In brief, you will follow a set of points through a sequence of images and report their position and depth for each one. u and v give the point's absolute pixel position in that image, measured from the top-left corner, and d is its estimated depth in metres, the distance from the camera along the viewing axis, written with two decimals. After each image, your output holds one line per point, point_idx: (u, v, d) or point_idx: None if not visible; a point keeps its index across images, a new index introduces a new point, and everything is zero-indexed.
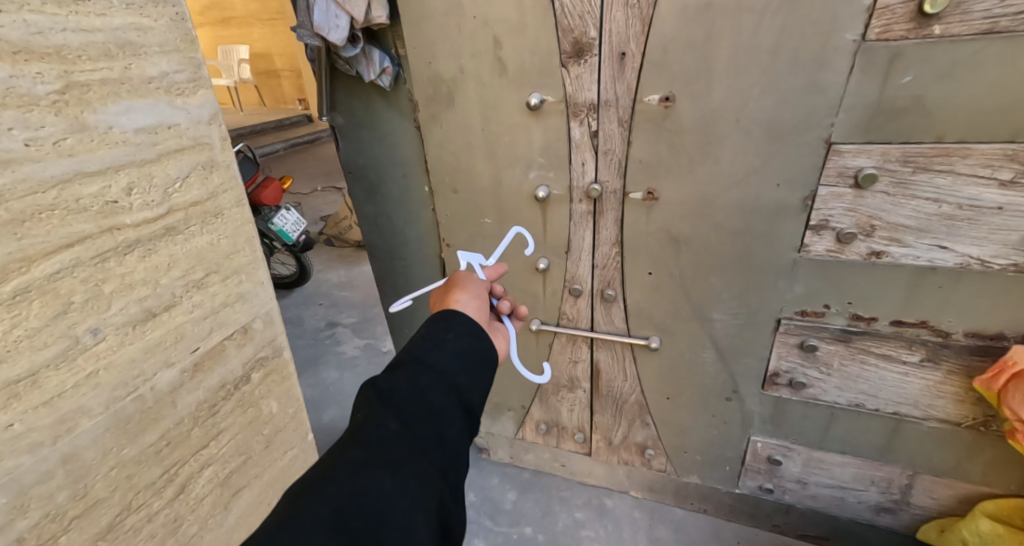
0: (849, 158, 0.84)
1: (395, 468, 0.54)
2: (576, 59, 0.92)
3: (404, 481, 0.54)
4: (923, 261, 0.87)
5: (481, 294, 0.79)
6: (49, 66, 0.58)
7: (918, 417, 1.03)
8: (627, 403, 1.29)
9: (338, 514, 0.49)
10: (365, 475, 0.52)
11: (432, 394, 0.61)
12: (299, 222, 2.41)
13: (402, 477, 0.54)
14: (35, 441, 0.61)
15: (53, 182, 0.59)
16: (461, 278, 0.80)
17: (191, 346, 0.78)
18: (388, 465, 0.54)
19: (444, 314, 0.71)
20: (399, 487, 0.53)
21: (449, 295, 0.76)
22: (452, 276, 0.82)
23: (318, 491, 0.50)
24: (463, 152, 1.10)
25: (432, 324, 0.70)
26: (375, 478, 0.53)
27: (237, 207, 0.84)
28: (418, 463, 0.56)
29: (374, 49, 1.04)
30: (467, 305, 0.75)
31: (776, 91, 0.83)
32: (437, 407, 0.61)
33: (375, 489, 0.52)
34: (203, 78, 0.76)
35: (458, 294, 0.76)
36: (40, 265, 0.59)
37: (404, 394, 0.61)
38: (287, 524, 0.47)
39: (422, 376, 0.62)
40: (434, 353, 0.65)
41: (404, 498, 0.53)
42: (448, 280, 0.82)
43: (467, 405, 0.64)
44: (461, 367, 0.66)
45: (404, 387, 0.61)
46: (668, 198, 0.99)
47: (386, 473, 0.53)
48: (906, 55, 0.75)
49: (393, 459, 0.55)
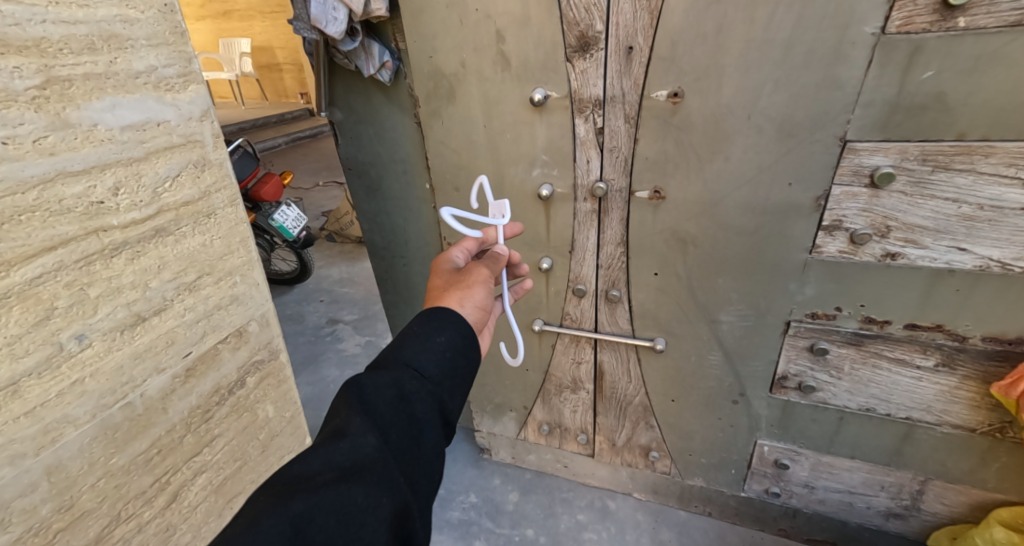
0: (865, 156, 0.81)
1: (370, 483, 0.52)
2: (581, 53, 0.89)
3: (378, 498, 0.52)
4: (941, 263, 0.84)
5: (489, 307, 0.73)
6: (27, 60, 0.55)
7: (931, 423, 1.00)
8: (631, 405, 1.27)
9: (300, 532, 0.47)
10: (337, 490, 0.50)
11: (414, 402, 0.59)
12: (299, 218, 2.38)
13: (375, 492, 0.52)
14: (17, 452, 0.59)
15: (33, 183, 0.57)
16: (476, 283, 0.73)
17: (182, 351, 0.76)
18: (361, 479, 0.52)
19: (434, 313, 0.68)
20: (371, 505, 0.51)
21: (451, 294, 0.71)
22: (469, 273, 0.74)
23: (283, 504, 0.48)
24: (465, 149, 1.07)
25: (423, 322, 0.66)
26: (346, 494, 0.50)
27: (231, 207, 0.81)
28: (394, 478, 0.54)
29: (373, 43, 1.01)
30: (469, 314, 0.70)
31: (790, 87, 0.80)
32: (420, 419, 0.59)
33: (346, 506, 0.49)
34: (194, 72, 0.73)
35: (461, 295, 0.71)
36: (19, 269, 0.56)
37: (399, 404, 0.58)
38: (245, 538, 0.45)
39: (417, 385, 0.60)
40: (422, 357, 0.63)
41: (373, 518, 0.50)
42: (461, 274, 0.74)
43: (445, 413, 0.62)
44: (447, 372, 0.63)
45: (397, 397, 0.59)
46: (675, 197, 0.96)
47: (359, 486, 0.51)
48: (927, 49, 0.72)
49: (368, 472, 0.52)
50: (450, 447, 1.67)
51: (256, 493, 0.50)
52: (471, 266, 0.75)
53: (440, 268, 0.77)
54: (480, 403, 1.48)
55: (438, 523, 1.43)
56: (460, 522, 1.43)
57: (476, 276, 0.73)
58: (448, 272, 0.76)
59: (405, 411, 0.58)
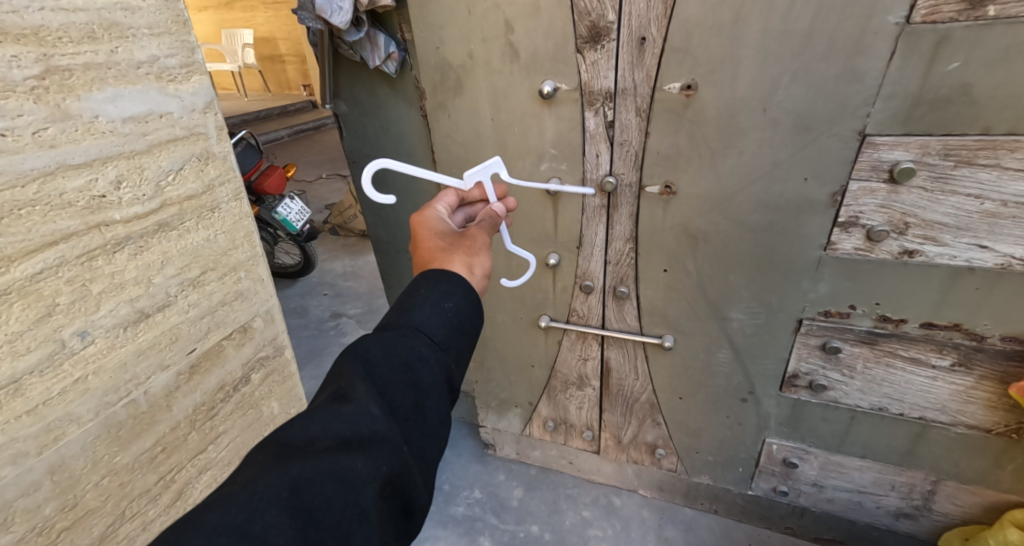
0: (884, 150, 0.79)
1: (371, 450, 0.51)
2: (592, 44, 0.87)
3: (377, 465, 0.50)
4: (960, 261, 0.82)
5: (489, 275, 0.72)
6: (26, 49, 0.54)
7: (946, 423, 0.98)
8: (638, 402, 1.25)
9: (296, 496, 0.46)
10: (335, 456, 0.49)
11: (421, 370, 0.57)
12: (303, 210, 2.33)
13: (375, 460, 0.50)
14: (20, 451, 0.58)
15: (33, 176, 0.55)
16: (484, 251, 0.71)
17: (186, 348, 0.75)
18: (361, 447, 0.50)
19: (436, 275, 0.64)
20: (370, 472, 0.49)
21: (462, 260, 0.67)
22: (474, 238, 0.71)
23: (280, 466, 0.47)
24: (471, 143, 1.05)
25: (435, 287, 0.63)
26: (345, 460, 0.49)
27: (236, 201, 0.80)
28: (396, 446, 0.52)
29: (379, 33, 0.99)
30: (480, 281, 0.68)
31: (807, 79, 0.78)
32: (424, 390, 0.56)
33: (345, 472, 0.48)
34: (197, 63, 0.72)
35: (469, 261, 0.68)
36: (20, 265, 0.55)
37: (404, 370, 0.56)
38: (241, 500, 0.44)
39: (428, 357, 0.58)
40: (430, 322, 0.60)
41: (370, 485, 0.49)
42: (464, 239, 0.70)
43: (452, 383, 0.61)
44: (452, 340, 0.61)
45: (403, 365, 0.56)
46: (686, 192, 0.94)
47: (359, 453, 0.50)
48: (954, 39, 0.69)
49: (370, 440, 0.51)
50: (454, 443, 1.66)
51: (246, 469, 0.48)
52: (471, 229, 0.73)
53: (435, 227, 0.71)
54: (485, 399, 1.47)
55: (442, 518, 1.43)
56: (463, 518, 1.42)
57: (476, 241, 0.71)
58: (446, 235, 0.70)
59: (412, 380, 0.56)
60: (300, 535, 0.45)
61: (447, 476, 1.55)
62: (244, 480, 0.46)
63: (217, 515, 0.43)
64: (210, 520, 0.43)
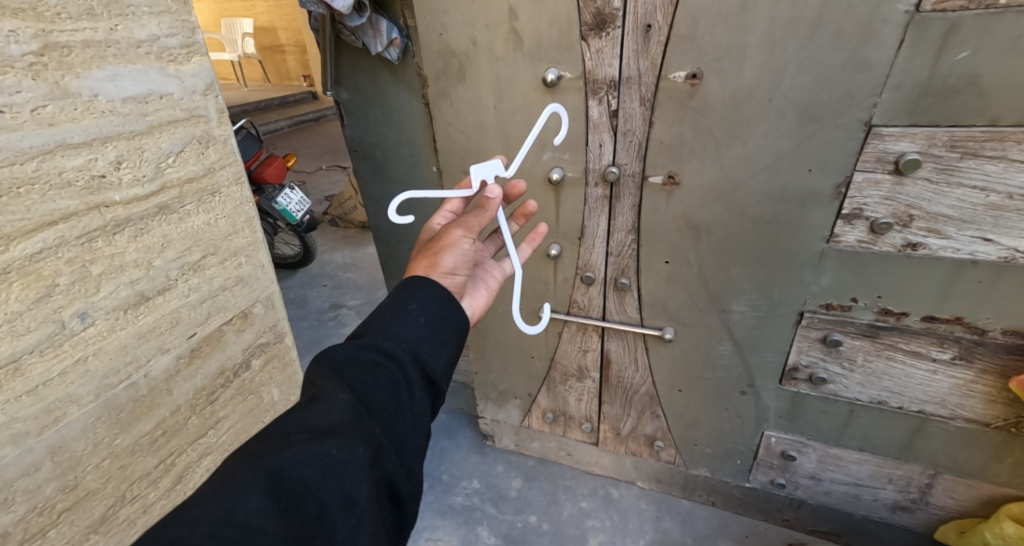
0: (891, 142, 0.78)
1: (345, 435, 0.50)
2: (597, 31, 0.86)
3: (353, 447, 0.50)
4: (964, 254, 0.82)
5: (462, 274, 0.70)
6: (23, 24, 0.53)
7: (944, 416, 0.98)
8: (637, 394, 1.25)
9: (276, 484, 0.46)
10: (310, 444, 0.48)
11: (390, 365, 0.57)
12: (304, 202, 2.37)
13: (350, 444, 0.50)
14: (20, 431, 0.58)
15: (32, 154, 0.55)
16: (442, 249, 0.68)
17: (187, 332, 0.75)
18: (336, 433, 0.50)
19: (404, 285, 0.65)
20: (345, 455, 0.49)
21: (419, 265, 0.68)
22: (439, 238, 0.69)
23: (258, 457, 0.47)
24: (473, 132, 1.04)
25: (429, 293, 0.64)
26: (320, 447, 0.48)
27: (237, 186, 0.79)
28: (371, 430, 0.52)
29: (382, 19, 0.98)
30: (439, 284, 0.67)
31: (814, 67, 0.77)
32: (404, 383, 0.57)
33: (322, 459, 0.48)
34: (197, 44, 0.71)
35: (427, 267, 0.67)
36: (18, 244, 0.55)
37: (375, 368, 0.57)
38: (221, 494, 0.44)
39: (401, 352, 0.59)
40: (397, 325, 0.61)
41: (350, 469, 0.49)
42: (432, 242, 0.70)
43: (429, 376, 0.61)
44: (426, 339, 0.62)
45: (371, 362, 0.57)
46: (689, 183, 0.93)
47: (334, 440, 0.49)
48: (963, 28, 0.69)
49: (345, 428, 0.51)
50: (454, 434, 1.66)
51: (238, 451, 0.48)
52: (445, 228, 0.71)
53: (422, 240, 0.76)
54: (485, 390, 1.47)
55: (440, 507, 1.43)
56: (462, 508, 1.43)
57: (445, 242, 0.69)
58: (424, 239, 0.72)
59: (384, 374, 0.57)
60: (284, 522, 0.45)
61: (446, 466, 1.55)
62: (244, 464, 0.46)
63: (207, 508, 0.43)
64: (206, 508, 0.43)
